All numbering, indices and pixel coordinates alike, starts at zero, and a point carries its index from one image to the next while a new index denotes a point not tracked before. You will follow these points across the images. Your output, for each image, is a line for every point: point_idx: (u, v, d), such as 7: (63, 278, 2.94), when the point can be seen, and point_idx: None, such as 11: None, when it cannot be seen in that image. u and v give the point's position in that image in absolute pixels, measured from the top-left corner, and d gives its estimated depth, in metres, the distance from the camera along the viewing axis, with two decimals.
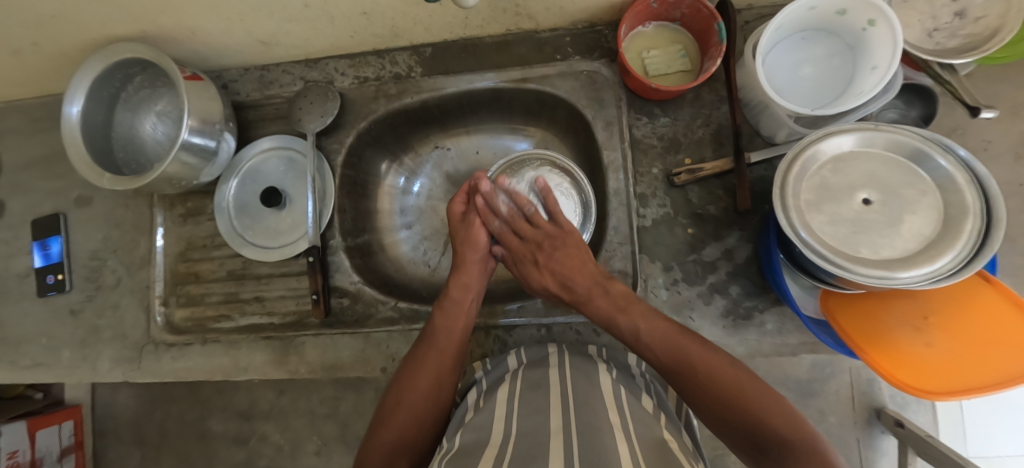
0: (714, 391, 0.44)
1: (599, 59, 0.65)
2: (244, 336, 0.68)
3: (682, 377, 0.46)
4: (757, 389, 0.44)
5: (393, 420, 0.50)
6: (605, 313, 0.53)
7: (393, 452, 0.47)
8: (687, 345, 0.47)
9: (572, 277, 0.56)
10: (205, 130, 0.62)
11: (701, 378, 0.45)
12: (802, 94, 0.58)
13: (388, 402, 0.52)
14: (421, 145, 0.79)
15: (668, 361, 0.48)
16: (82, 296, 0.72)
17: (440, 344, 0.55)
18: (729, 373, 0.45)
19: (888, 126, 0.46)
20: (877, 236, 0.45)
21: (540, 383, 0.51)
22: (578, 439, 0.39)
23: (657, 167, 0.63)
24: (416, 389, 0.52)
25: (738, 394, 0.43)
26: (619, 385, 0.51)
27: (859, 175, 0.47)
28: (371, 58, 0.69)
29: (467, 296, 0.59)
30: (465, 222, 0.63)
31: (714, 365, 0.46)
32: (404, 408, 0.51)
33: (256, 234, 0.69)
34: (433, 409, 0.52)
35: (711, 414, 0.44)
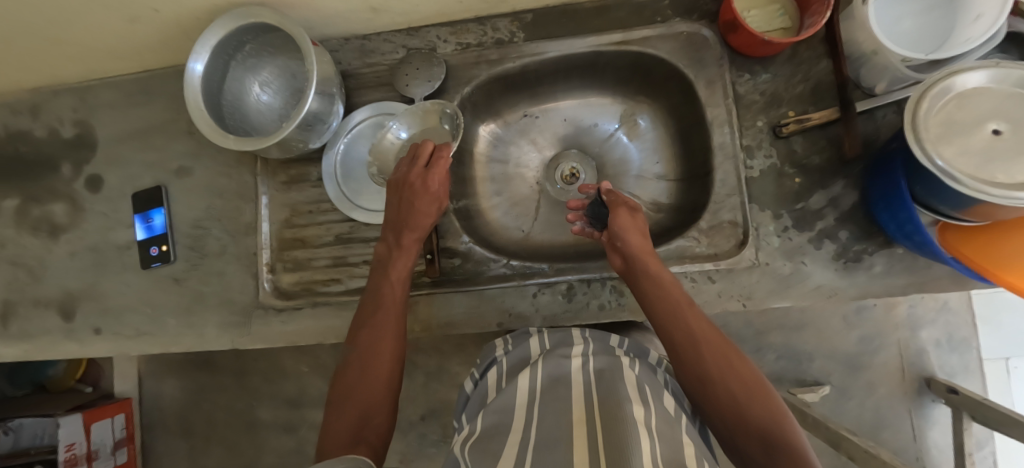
0: (727, 391, 0.45)
1: (699, 21, 0.68)
2: (354, 298, 0.69)
3: (693, 366, 0.47)
4: (759, 387, 0.45)
5: (358, 401, 0.49)
6: (670, 309, 0.51)
7: (355, 432, 0.47)
8: (716, 346, 0.48)
9: (638, 233, 0.58)
10: (323, 94, 0.64)
11: (705, 367, 0.47)
12: (906, 43, 0.60)
13: (347, 381, 0.51)
14: (510, 112, 0.81)
15: (679, 341, 0.49)
16: (187, 265, 0.73)
17: (380, 326, 0.54)
18: (748, 373, 0.46)
19: (1015, 64, 0.49)
20: (1012, 163, 0.47)
21: (560, 378, 0.49)
22: (602, 432, 0.38)
23: (761, 121, 0.65)
24: (376, 373, 0.51)
25: (750, 394, 0.44)
26: (643, 382, 0.49)
27: (988, 108, 0.50)
28: (472, 26, 0.72)
29: (398, 282, 0.58)
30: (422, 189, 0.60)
31: (732, 365, 0.47)
32: (362, 390, 0.50)
33: (365, 198, 0.70)
34: (391, 377, 0.52)
35: (704, 400, 0.46)
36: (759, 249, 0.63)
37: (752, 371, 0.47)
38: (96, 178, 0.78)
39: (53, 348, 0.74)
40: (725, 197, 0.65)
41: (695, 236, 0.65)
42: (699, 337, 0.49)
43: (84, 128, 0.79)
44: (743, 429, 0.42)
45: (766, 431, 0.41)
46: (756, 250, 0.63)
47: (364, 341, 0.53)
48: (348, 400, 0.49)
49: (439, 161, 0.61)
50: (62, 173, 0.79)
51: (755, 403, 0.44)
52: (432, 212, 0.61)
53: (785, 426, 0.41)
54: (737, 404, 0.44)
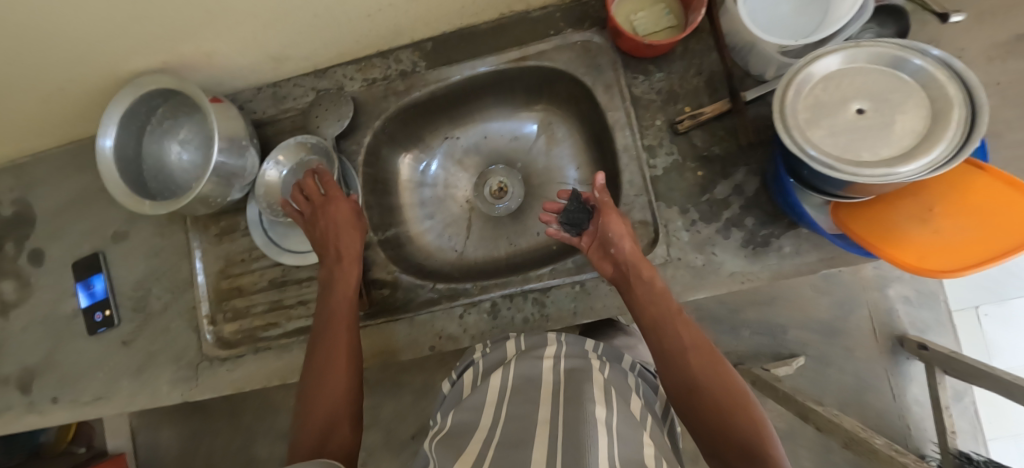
0: (709, 395, 0.45)
1: (590, 28, 0.69)
2: (294, 339, 0.71)
3: (677, 366, 0.48)
4: (741, 394, 0.46)
5: (324, 399, 0.50)
6: (658, 318, 0.53)
7: (320, 441, 0.46)
8: (701, 349, 0.49)
9: (623, 239, 0.58)
10: (232, 148, 0.65)
11: (692, 374, 0.47)
12: (782, 29, 0.62)
13: (310, 386, 0.52)
14: (432, 137, 0.82)
15: (668, 352, 0.50)
16: (132, 326, 0.75)
17: (331, 330, 0.56)
18: (727, 378, 0.47)
19: (867, 42, 0.51)
20: (876, 140, 0.49)
21: (534, 379, 0.50)
22: (563, 432, 0.39)
23: (659, 119, 0.67)
24: (336, 370, 0.53)
25: (732, 400, 0.45)
26: (610, 384, 0.49)
27: (850, 89, 0.51)
28: (376, 61, 0.73)
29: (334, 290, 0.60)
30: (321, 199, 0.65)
31: (715, 369, 0.48)
32: (323, 390, 0.51)
33: (292, 241, 0.72)
34: (349, 391, 0.52)
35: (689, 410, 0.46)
36: (671, 244, 0.64)
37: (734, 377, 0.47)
38: (39, 252, 0.80)
39: (14, 422, 0.76)
40: (634, 198, 0.67)
41: None
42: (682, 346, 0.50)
43: (22, 206, 0.81)
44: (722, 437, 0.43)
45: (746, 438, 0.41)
46: (668, 246, 0.64)
47: (319, 345, 0.55)
48: (316, 396, 0.51)
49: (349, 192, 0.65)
50: (7, 251, 0.81)
51: (738, 411, 0.44)
52: (357, 227, 0.64)
53: (759, 435, 0.42)
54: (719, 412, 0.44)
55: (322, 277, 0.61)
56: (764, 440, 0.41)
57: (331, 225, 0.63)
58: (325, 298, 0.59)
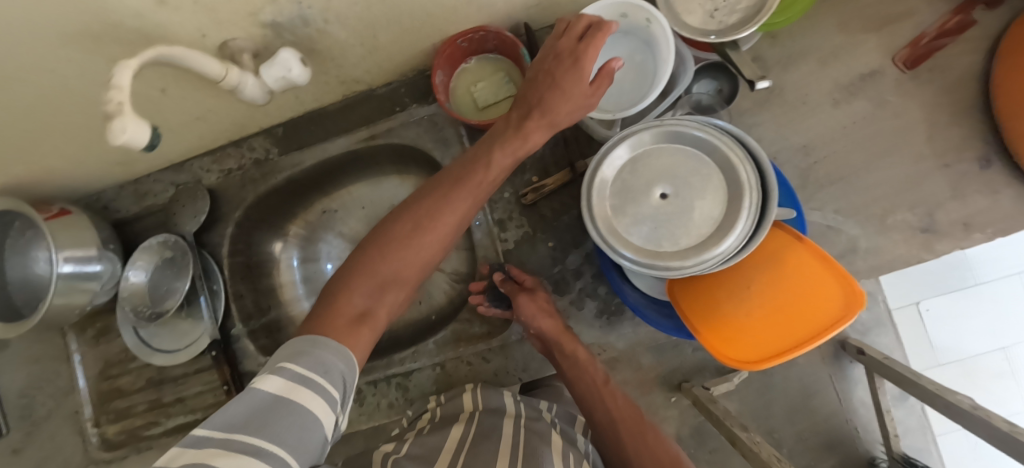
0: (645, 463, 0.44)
1: (434, 102, 0.68)
2: (174, 437, 0.71)
3: (613, 437, 0.47)
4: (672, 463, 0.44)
5: (363, 290, 0.37)
6: (585, 390, 0.51)
7: (353, 322, 0.35)
8: (630, 417, 0.48)
9: (545, 314, 0.56)
10: (81, 259, 0.64)
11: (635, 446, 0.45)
12: (614, 96, 0.61)
13: (365, 260, 0.39)
14: (307, 211, 0.80)
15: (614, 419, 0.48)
16: (20, 434, 0.76)
17: (458, 201, 0.40)
18: (660, 444, 0.45)
19: (666, 122, 0.49)
20: (676, 228, 0.48)
21: (491, 433, 0.44)
22: None
23: (507, 192, 0.65)
24: (418, 252, 0.39)
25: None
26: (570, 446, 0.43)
27: (655, 171, 0.50)
28: (230, 150, 0.73)
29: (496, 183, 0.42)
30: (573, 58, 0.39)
31: (646, 435, 0.46)
32: (413, 257, 0.39)
33: (163, 339, 0.72)
34: (422, 268, 0.41)
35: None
36: None
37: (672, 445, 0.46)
38: None
39: None
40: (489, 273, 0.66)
41: (468, 317, 0.66)
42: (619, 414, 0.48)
43: None
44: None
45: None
46: None
47: (445, 212, 0.40)
48: (334, 314, 0.35)
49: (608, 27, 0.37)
50: None
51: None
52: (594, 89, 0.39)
53: None
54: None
55: (470, 164, 0.41)
56: None
57: (550, 89, 0.39)
58: (449, 193, 0.40)
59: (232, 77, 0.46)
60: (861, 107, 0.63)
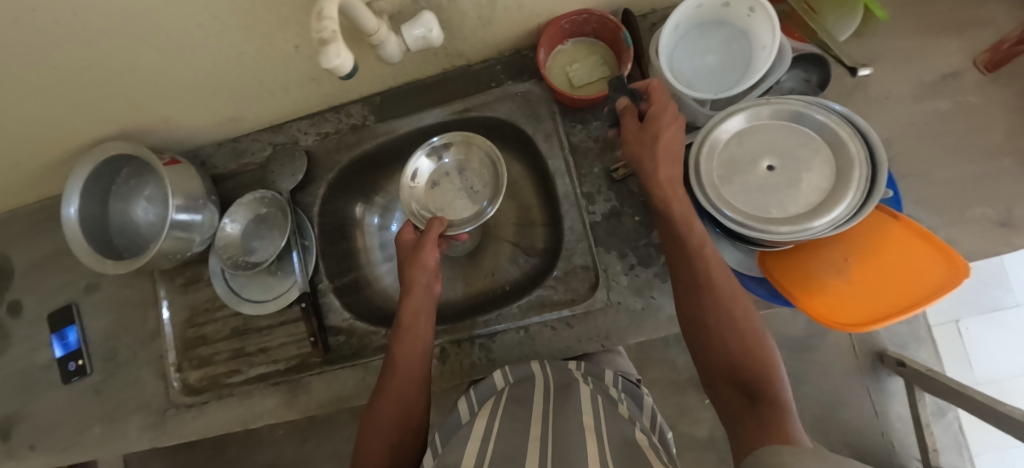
0: (732, 344, 0.43)
1: (529, 80, 0.72)
2: (255, 385, 0.74)
3: (711, 297, 0.45)
4: (753, 340, 0.43)
5: (370, 447, 0.51)
6: (692, 255, 0.48)
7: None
8: (739, 306, 0.45)
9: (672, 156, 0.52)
10: (190, 205, 0.69)
11: (721, 328, 0.44)
12: (711, 79, 0.64)
13: (365, 431, 0.53)
14: (391, 184, 0.83)
15: (703, 310, 0.46)
16: (103, 375, 0.79)
17: (412, 331, 0.58)
18: (754, 333, 0.43)
19: (773, 99, 0.53)
20: (784, 197, 0.51)
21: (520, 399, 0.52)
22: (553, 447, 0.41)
23: (597, 167, 0.69)
24: (387, 412, 0.53)
25: (756, 357, 0.42)
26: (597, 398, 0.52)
27: (761, 144, 0.53)
28: (328, 115, 0.76)
29: (417, 320, 0.59)
30: (416, 246, 0.64)
31: (755, 335, 0.43)
32: (384, 414, 0.53)
33: (250, 291, 0.75)
34: (409, 415, 0.53)
35: (707, 339, 0.45)
36: (610, 289, 0.67)
37: (759, 335, 0.43)
38: (17, 304, 0.84)
39: None
40: (575, 243, 0.69)
41: (553, 284, 0.69)
42: (725, 305, 0.45)
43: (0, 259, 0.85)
44: (748, 380, 0.41)
45: (753, 386, 0.41)
46: (608, 291, 0.67)
47: (394, 388, 0.54)
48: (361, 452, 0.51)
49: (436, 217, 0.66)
50: None
51: (764, 366, 0.41)
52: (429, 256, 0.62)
53: (773, 382, 0.40)
54: (742, 365, 0.42)
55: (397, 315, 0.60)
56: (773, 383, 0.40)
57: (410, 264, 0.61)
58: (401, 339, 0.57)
59: (382, 34, 0.48)
60: (942, 106, 0.66)
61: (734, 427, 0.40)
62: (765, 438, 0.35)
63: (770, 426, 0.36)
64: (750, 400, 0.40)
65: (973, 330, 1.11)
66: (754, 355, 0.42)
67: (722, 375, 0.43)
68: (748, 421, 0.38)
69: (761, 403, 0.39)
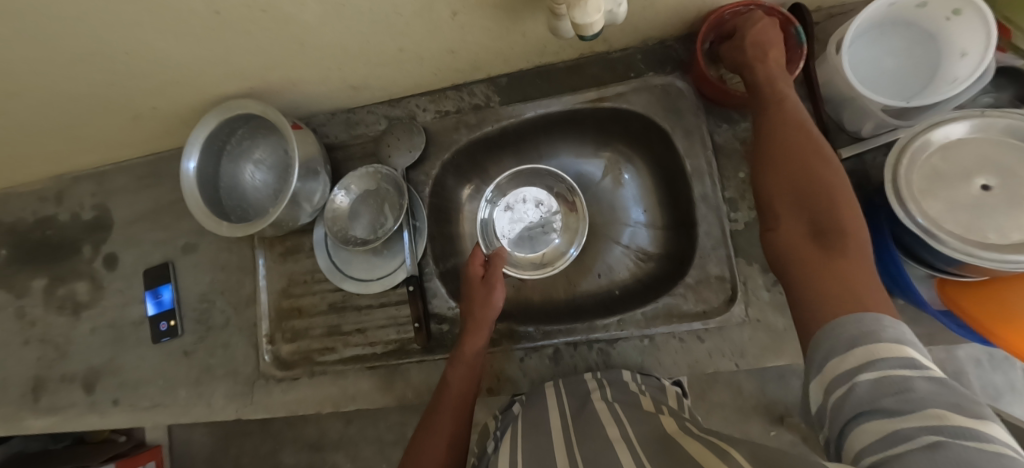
0: (801, 186, 0.39)
1: (673, 72, 0.67)
2: (350, 366, 0.71)
3: (776, 166, 0.42)
4: (840, 192, 0.37)
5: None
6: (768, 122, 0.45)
7: None
8: (813, 155, 0.40)
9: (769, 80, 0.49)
10: (307, 174, 0.67)
11: (804, 187, 0.39)
12: (889, 86, 0.59)
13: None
14: (497, 170, 0.81)
15: (783, 150, 0.42)
16: (194, 338, 0.77)
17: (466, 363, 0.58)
18: (840, 183, 0.38)
19: (995, 111, 0.47)
20: (1004, 220, 0.45)
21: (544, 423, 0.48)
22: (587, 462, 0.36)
23: (743, 171, 0.64)
24: (434, 458, 0.50)
25: (830, 200, 0.37)
26: (615, 404, 0.48)
27: (973, 160, 0.47)
28: (450, 93, 0.73)
29: (475, 365, 0.59)
30: (484, 284, 0.63)
31: (831, 175, 0.38)
32: (429, 454, 0.51)
33: (353, 267, 0.72)
34: (453, 457, 0.52)
35: (779, 198, 0.40)
36: (749, 304, 0.61)
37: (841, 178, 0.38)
38: (112, 257, 0.83)
39: (76, 420, 0.79)
40: (711, 250, 0.63)
41: (682, 293, 0.64)
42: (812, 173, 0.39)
43: (101, 211, 0.85)
44: (823, 215, 0.37)
45: (825, 225, 0.36)
46: (747, 306, 0.61)
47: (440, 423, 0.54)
48: None
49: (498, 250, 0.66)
50: (83, 254, 0.85)
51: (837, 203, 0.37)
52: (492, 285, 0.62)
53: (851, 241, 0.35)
54: (816, 200, 0.38)
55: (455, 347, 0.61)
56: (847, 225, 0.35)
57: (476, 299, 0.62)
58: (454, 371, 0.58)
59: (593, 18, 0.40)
60: None
61: (792, 275, 0.37)
62: (825, 313, 0.32)
63: (860, 301, 0.31)
64: (818, 235, 0.36)
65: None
66: (833, 195, 0.37)
67: (788, 209, 0.39)
68: (817, 267, 0.34)
69: (837, 237, 0.35)
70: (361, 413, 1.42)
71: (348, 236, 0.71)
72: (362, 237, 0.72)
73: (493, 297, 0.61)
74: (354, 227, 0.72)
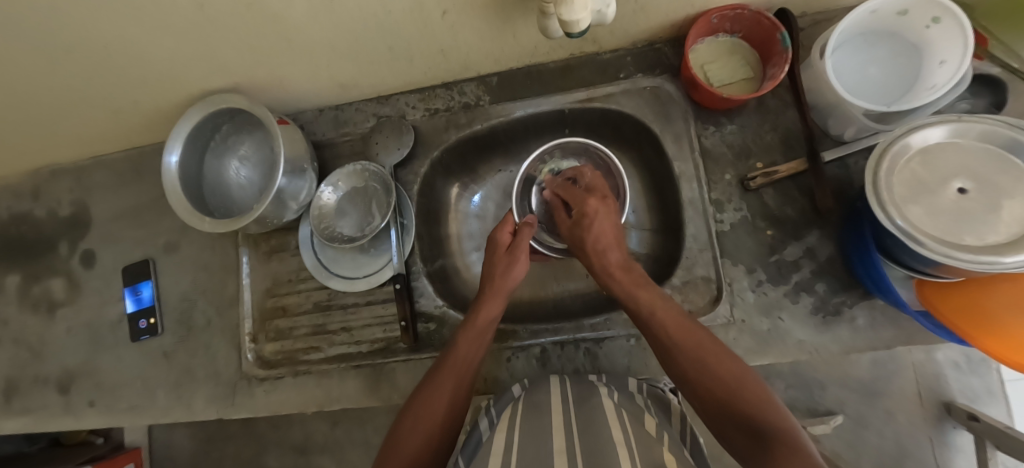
0: (710, 382, 0.41)
1: (661, 75, 0.67)
2: (335, 366, 0.70)
3: (689, 376, 0.43)
4: (736, 376, 0.41)
5: (409, 447, 0.45)
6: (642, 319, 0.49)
7: None
8: (683, 325, 0.46)
9: (610, 248, 0.56)
10: (293, 171, 0.66)
11: (723, 389, 0.40)
12: (873, 91, 0.60)
13: (403, 428, 0.48)
14: (486, 170, 0.81)
15: (664, 333, 0.46)
16: (174, 337, 0.75)
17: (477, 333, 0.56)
18: (734, 365, 0.42)
19: (972, 117, 0.48)
20: (979, 223, 0.46)
21: (541, 409, 0.49)
22: (583, 457, 0.37)
23: (729, 174, 0.64)
24: (433, 417, 0.48)
25: (732, 386, 0.40)
26: (621, 407, 0.49)
27: (951, 165, 0.48)
28: (440, 91, 0.73)
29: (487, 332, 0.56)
30: (508, 254, 0.61)
31: (719, 357, 0.43)
32: (427, 413, 0.48)
33: (340, 265, 0.71)
34: (447, 426, 0.48)
35: (721, 428, 0.39)
36: (734, 305, 0.62)
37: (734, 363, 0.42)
38: (91, 254, 0.81)
39: (49, 422, 0.77)
40: (698, 252, 0.64)
41: (669, 294, 0.64)
42: (714, 366, 0.42)
43: (80, 207, 0.83)
44: (738, 403, 0.38)
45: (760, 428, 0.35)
46: (732, 307, 0.62)
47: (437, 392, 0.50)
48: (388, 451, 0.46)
49: (529, 221, 0.64)
50: (60, 250, 0.83)
51: (759, 404, 0.38)
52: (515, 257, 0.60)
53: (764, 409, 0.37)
54: (721, 385, 0.40)
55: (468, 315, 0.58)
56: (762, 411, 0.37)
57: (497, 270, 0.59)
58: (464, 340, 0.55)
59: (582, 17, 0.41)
60: None
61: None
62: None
63: (790, 453, 0.31)
64: (756, 437, 0.35)
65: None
66: (754, 401, 0.38)
67: (719, 418, 0.40)
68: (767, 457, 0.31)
69: (753, 419, 0.37)
70: (348, 415, 1.40)
71: (335, 234, 0.71)
72: (348, 235, 0.71)
73: (512, 268, 0.60)
74: (340, 225, 0.72)
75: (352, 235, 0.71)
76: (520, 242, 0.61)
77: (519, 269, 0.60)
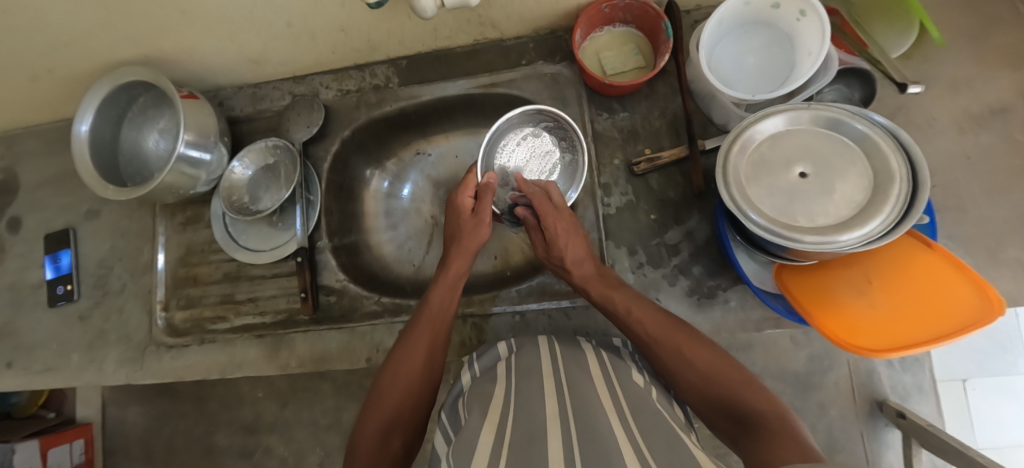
0: (690, 373, 0.44)
1: (560, 62, 0.70)
2: (238, 334, 0.72)
3: (657, 349, 0.47)
4: (721, 364, 0.43)
5: (389, 398, 0.48)
6: (626, 309, 0.50)
7: (386, 431, 0.46)
8: (662, 326, 0.48)
9: (582, 257, 0.56)
10: (202, 143, 0.67)
11: (696, 374, 0.43)
12: (750, 81, 0.62)
13: (383, 381, 0.50)
14: (403, 150, 0.83)
15: (655, 341, 0.47)
16: (90, 302, 0.77)
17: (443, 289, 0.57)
18: (707, 352, 0.45)
19: (815, 104, 0.50)
20: (813, 206, 0.48)
21: (533, 371, 0.49)
22: (575, 428, 0.37)
23: (618, 158, 0.67)
24: (409, 373, 0.49)
25: (715, 374, 0.43)
26: (606, 367, 0.50)
27: (794, 150, 0.50)
28: (352, 72, 0.75)
29: (457, 286, 0.57)
30: (472, 217, 0.59)
31: (691, 346, 0.45)
32: (406, 367, 0.50)
33: (250, 238, 0.74)
34: (426, 382, 0.50)
35: (704, 410, 0.43)
36: None
37: (714, 353, 0.45)
38: (16, 221, 0.83)
39: None
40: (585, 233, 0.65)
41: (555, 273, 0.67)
42: (687, 362, 0.44)
43: (8, 175, 0.85)
44: (733, 401, 0.40)
45: (748, 416, 0.39)
46: None
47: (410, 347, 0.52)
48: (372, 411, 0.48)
49: (488, 181, 0.59)
50: None
51: (740, 390, 0.41)
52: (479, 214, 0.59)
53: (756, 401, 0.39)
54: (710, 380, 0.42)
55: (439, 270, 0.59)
56: (756, 406, 0.39)
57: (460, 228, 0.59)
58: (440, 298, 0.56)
59: None
60: (987, 140, 0.62)
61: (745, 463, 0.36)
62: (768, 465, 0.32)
63: (789, 453, 0.33)
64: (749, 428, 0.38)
65: (979, 392, 1.01)
66: (739, 390, 0.41)
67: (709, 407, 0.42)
68: (753, 452, 0.35)
69: (752, 424, 0.38)
70: (298, 397, 1.41)
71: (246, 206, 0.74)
72: (258, 207, 0.74)
73: (483, 220, 0.59)
74: (252, 198, 0.74)
75: (262, 206, 0.74)
76: (485, 204, 0.59)
77: (485, 228, 0.59)
